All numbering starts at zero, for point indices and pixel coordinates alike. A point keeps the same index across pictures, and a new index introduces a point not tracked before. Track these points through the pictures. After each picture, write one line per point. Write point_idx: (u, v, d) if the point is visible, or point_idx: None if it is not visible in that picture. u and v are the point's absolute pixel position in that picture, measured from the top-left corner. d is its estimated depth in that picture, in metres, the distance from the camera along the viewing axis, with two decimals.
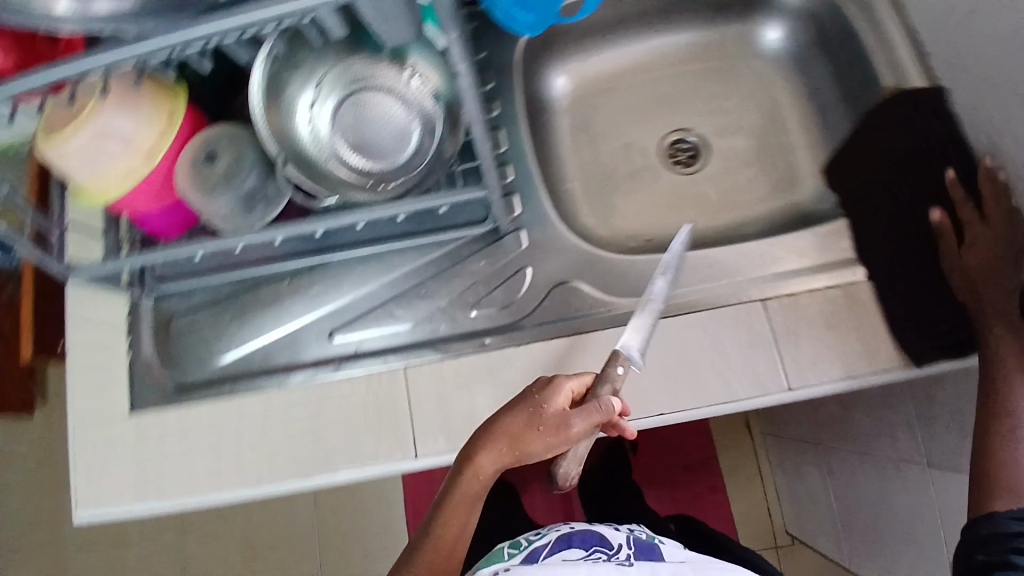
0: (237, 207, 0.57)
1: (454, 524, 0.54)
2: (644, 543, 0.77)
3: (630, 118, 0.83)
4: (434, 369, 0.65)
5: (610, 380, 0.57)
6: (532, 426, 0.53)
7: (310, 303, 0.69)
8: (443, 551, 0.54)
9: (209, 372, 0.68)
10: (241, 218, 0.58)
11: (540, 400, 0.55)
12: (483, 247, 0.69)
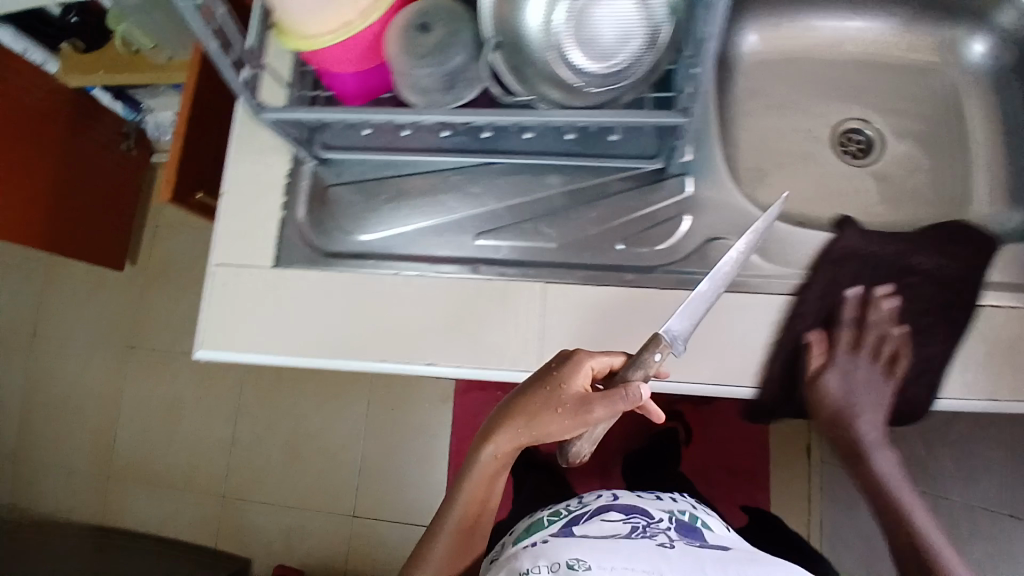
0: (440, 83, 0.57)
1: (481, 488, 0.64)
2: (687, 528, 0.74)
3: (806, 96, 0.81)
4: (571, 292, 0.65)
5: (643, 365, 0.57)
6: (551, 407, 0.58)
7: (462, 203, 0.69)
8: (475, 504, 0.65)
9: (352, 246, 0.70)
10: (438, 95, 0.58)
11: (561, 379, 0.59)
12: (642, 186, 0.67)
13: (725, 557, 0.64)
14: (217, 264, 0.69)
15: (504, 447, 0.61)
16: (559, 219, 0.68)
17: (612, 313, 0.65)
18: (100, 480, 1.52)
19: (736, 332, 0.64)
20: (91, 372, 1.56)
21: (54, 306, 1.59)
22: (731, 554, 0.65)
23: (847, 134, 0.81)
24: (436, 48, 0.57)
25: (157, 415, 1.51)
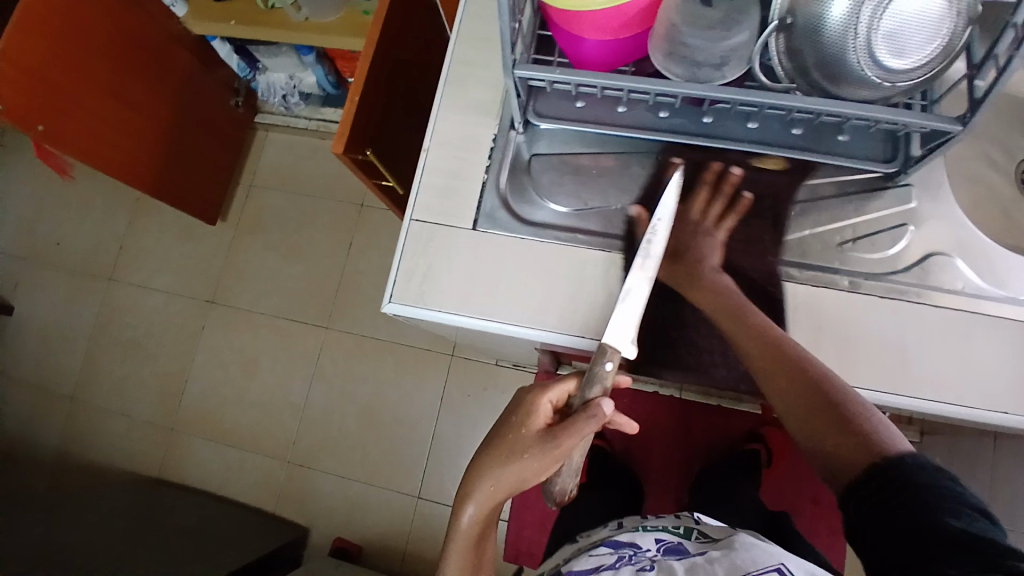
0: (717, 58, 0.57)
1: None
2: (671, 542, 0.70)
3: (989, 133, 0.82)
4: (784, 288, 0.64)
5: (599, 378, 0.58)
6: (517, 451, 0.54)
7: (672, 185, 0.68)
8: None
9: (554, 216, 0.68)
10: (703, 70, 0.58)
11: (518, 424, 0.56)
12: (864, 189, 0.66)
13: (702, 567, 0.60)
14: (415, 220, 0.69)
15: (476, 517, 0.54)
16: (773, 214, 0.66)
17: (825, 314, 0.63)
18: (162, 430, 1.50)
19: (833, 326, 0.63)
20: (169, 322, 1.56)
21: (140, 253, 1.60)
22: (711, 560, 0.62)
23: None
24: (721, 23, 0.57)
25: (230, 373, 1.50)
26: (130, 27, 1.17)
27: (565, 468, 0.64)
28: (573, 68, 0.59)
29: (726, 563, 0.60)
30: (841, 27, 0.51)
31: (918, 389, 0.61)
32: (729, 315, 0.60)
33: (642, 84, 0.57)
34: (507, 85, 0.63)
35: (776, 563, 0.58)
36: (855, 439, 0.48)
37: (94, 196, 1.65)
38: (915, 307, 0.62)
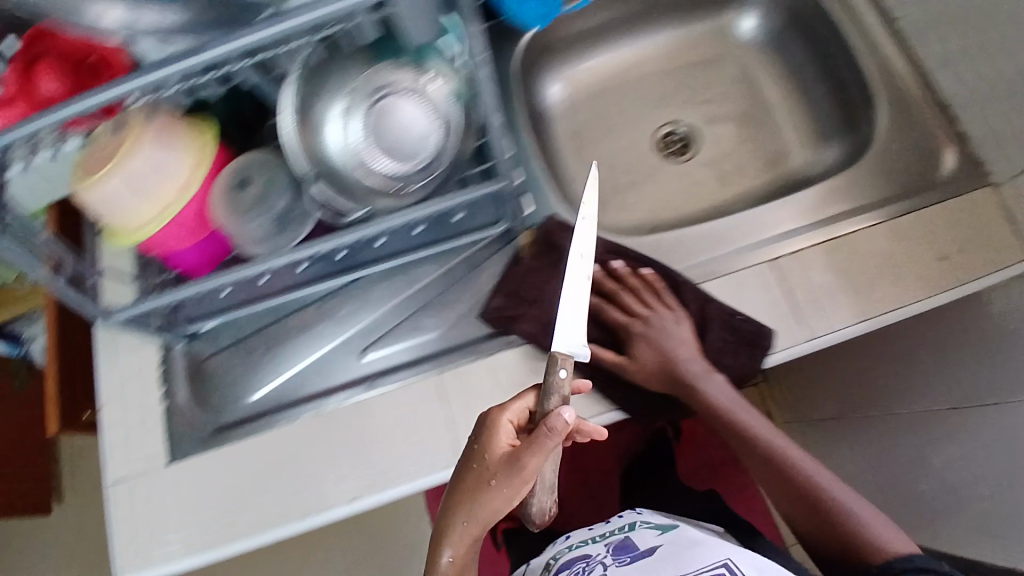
0: (271, 229, 0.59)
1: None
2: (623, 543, 0.85)
3: (618, 114, 0.84)
4: (464, 372, 0.67)
5: (555, 390, 0.53)
6: (482, 481, 0.53)
7: (339, 325, 0.70)
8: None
9: (242, 410, 0.70)
10: (272, 242, 0.60)
11: (481, 449, 0.54)
12: (499, 250, 0.71)
13: (655, 564, 0.75)
14: (112, 483, 0.69)
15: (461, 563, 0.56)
16: (429, 310, 0.70)
17: (504, 379, 0.67)
18: None
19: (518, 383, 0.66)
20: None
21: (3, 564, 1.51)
22: (656, 559, 0.77)
23: (666, 133, 0.84)
24: (258, 203, 0.59)
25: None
26: None
27: (537, 487, 0.57)
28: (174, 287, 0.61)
29: (677, 562, 0.74)
30: (333, 152, 0.55)
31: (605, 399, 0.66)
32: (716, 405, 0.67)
33: (216, 283, 0.57)
34: (128, 323, 0.65)
35: (721, 560, 0.71)
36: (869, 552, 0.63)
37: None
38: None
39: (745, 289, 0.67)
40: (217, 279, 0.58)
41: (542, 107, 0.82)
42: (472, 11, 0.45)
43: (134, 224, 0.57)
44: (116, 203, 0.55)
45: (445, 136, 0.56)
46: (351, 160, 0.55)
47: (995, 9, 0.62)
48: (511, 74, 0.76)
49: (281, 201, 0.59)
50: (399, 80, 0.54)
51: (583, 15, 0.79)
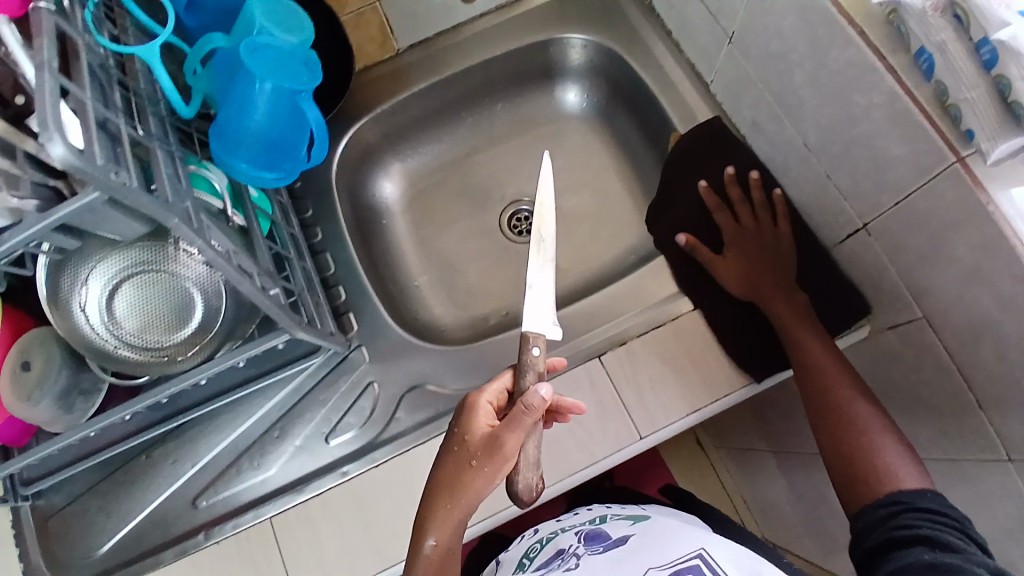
0: (57, 408, 0.59)
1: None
2: (594, 531, 0.56)
3: (460, 201, 0.81)
4: (298, 512, 0.64)
5: (530, 368, 0.49)
6: (463, 464, 0.44)
7: (173, 470, 0.68)
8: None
9: (95, 564, 0.67)
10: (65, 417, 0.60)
11: (461, 432, 0.45)
12: (329, 371, 0.69)
13: (625, 558, 0.48)
14: None
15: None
16: (261, 449, 0.67)
17: (341, 513, 0.64)
18: None
19: (353, 518, 0.64)
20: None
21: None
22: (624, 557, 0.48)
23: (513, 215, 0.81)
24: (41, 385, 0.58)
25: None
26: None
27: (520, 463, 0.47)
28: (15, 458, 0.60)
29: (647, 553, 0.47)
30: (91, 330, 0.52)
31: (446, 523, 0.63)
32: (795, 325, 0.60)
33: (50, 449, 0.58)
34: None
35: (695, 550, 0.45)
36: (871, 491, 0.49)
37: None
38: (407, 455, 0.65)
39: (579, 390, 0.64)
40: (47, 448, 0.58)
41: (375, 206, 0.79)
42: (176, 208, 0.45)
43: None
44: None
45: (215, 308, 0.56)
46: (110, 335, 0.53)
47: (780, 86, 0.61)
48: (325, 182, 0.72)
49: (68, 375, 0.60)
50: (162, 260, 0.52)
51: (404, 110, 0.76)
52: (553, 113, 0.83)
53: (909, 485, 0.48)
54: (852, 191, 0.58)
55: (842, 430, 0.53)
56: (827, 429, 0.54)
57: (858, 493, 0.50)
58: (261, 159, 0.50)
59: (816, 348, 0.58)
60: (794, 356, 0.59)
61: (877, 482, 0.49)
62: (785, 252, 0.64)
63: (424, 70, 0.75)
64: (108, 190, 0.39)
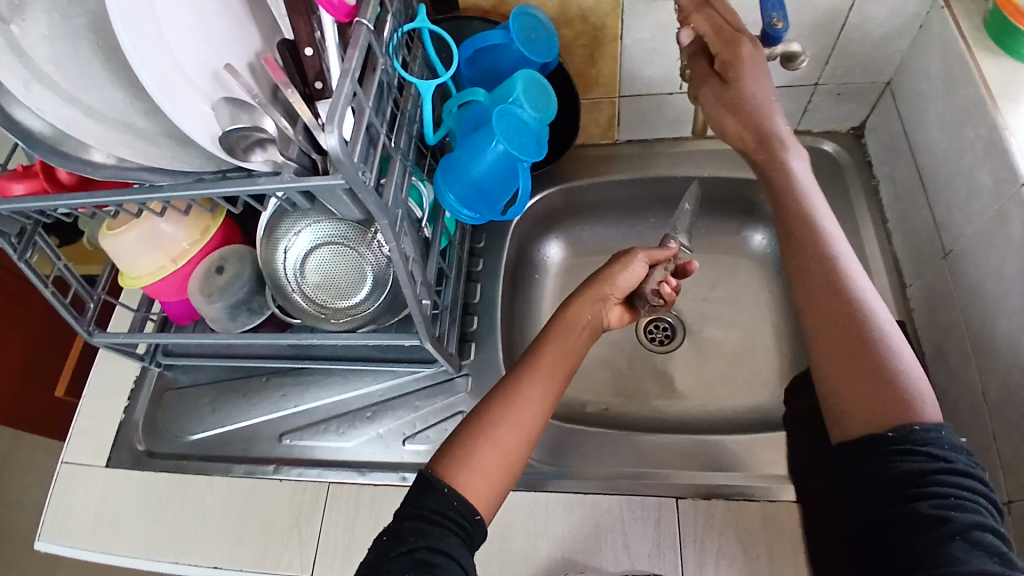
0: (225, 314, 0.70)
1: (492, 454, 0.54)
2: None
3: None
4: (352, 491, 0.70)
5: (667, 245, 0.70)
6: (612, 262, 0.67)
7: (276, 403, 0.76)
8: (488, 465, 0.53)
9: (178, 444, 0.77)
10: (227, 322, 0.71)
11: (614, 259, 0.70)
12: (433, 383, 0.75)
13: None
14: (66, 460, 0.79)
15: (512, 401, 0.56)
16: (349, 421, 0.74)
17: (385, 510, 0.68)
18: None
19: None
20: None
21: None
22: None
23: (652, 321, 0.83)
24: (221, 290, 0.69)
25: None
26: None
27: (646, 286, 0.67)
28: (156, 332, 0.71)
29: None
30: (283, 269, 0.62)
31: None
32: (835, 342, 0.50)
33: (185, 341, 0.68)
34: (108, 347, 0.74)
35: None
36: (860, 367, 0.49)
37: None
38: None
39: (642, 519, 0.64)
40: (184, 340, 0.68)
41: (536, 259, 0.85)
42: (388, 208, 0.51)
43: (129, 272, 0.66)
44: (123, 255, 0.64)
45: (375, 293, 0.63)
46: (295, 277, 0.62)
47: (979, 325, 0.59)
48: (505, 227, 0.81)
49: (242, 291, 0.71)
50: (359, 240, 0.61)
51: (603, 189, 0.82)
52: (734, 246, 0.84)
53: (928, 403, 0.47)
54: (1012, 464, 0.54)
55: (866, 338, 0.49)
56: (832, 365, 0.50)
57: (852, 422, 0.48)
58: (468, 198, 0.58)
59: (828, 294, 0.52)
60: (810, 331, 0.53)
61: (896, 411, 0.46)
62: (848, 263, 0.54)
63: (633, 165, 0.82)
64: (350, 182, 0.46)
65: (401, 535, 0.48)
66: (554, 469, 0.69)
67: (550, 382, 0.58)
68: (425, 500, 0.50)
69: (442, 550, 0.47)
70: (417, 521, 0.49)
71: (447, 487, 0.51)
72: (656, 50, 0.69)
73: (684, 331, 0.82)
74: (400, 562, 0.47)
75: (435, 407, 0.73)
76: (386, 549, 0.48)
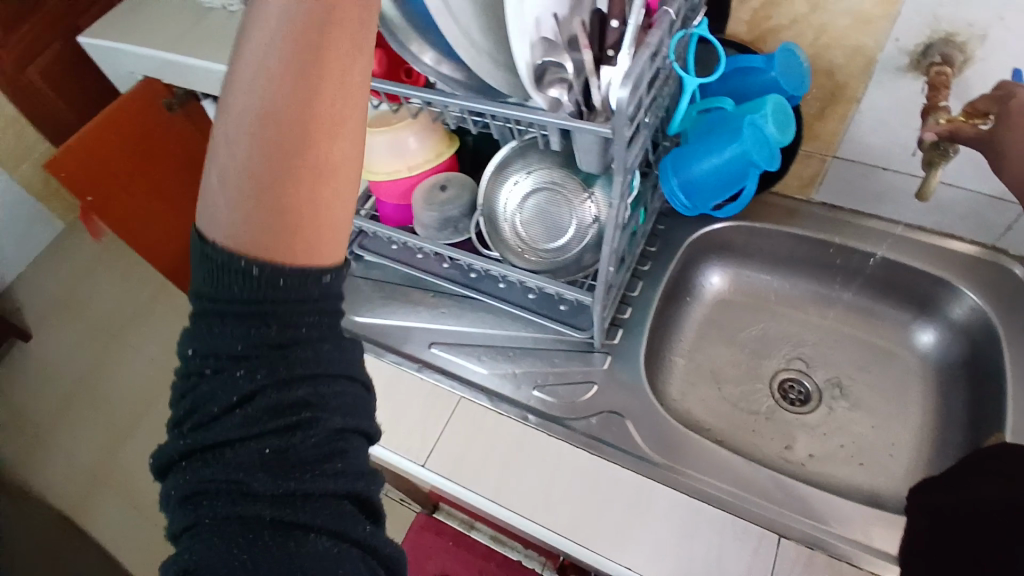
0: (436, 224, 0.80)
1: (275, 212, 0.34)
2: None
3: (759, 333, 0.90)
4: (479, 412, 0.78)
5: None
6: None
7: (434, 317, 0.86)
8: (286, 231, 0.35)
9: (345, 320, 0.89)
10: (435, 232, 0.81)
11: None
12: (577, 351, 0.81)
13: None
14: None
15: (235, 160, 0.34)
16: (491, 354, 0.82)
17: (503, 438, 0.76)
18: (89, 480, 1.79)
19: (508, 455, 0.75)
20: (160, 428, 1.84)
21: (151, 326, 2.07)
22: None
23: (788, 382, 0.85)
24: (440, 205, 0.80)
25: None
26: (189, 151, 1.62)
27: None
28: (372, 222, 0.84)
29: None
30: (503, 198, 0.73)
31: (565, 526, 0.69)
32: None
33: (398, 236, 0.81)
34: None
35: None
36: None
37: (147, 303, 2.13)
38: (573, 450, 0.74)
39: (738, 539, 0.67)
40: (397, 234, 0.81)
41: (698, 285, 0.91)
42: (629, 170, 0.58)
43: (372, 168, 0.78)
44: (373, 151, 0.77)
45: (567, 246, 0.73)
46: (509, 208, 0.73)
47: None
48: (681, 241, 0.87)
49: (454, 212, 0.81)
50: (573, 197, 0.71)
51: (783, 242, 0.87)
52: (894, 338, 0.85)
53: None
54: None
55: None
56: None
57: None
58: (687, 187, 0.66)
59: None
60: None
61: None
62: None
63: (822, 226, 0.86)
64: (613, 133, 0.53)
65: (222, 379, 0.35)
66: (661, 464, 0.72)
67: (284, 71, 0.34)
68: (228, 280, 0.35)
69: (303, 379, 0.36)
70: (244, 329, 0.36)
71: (257, 265, 0.35)
72: (885, 121, 0.75)
73: (820, 399, 0.83)
74: (238, 418, 0.35)
75: (576, 373, 0.80)
76: (203, 405, 0.36)
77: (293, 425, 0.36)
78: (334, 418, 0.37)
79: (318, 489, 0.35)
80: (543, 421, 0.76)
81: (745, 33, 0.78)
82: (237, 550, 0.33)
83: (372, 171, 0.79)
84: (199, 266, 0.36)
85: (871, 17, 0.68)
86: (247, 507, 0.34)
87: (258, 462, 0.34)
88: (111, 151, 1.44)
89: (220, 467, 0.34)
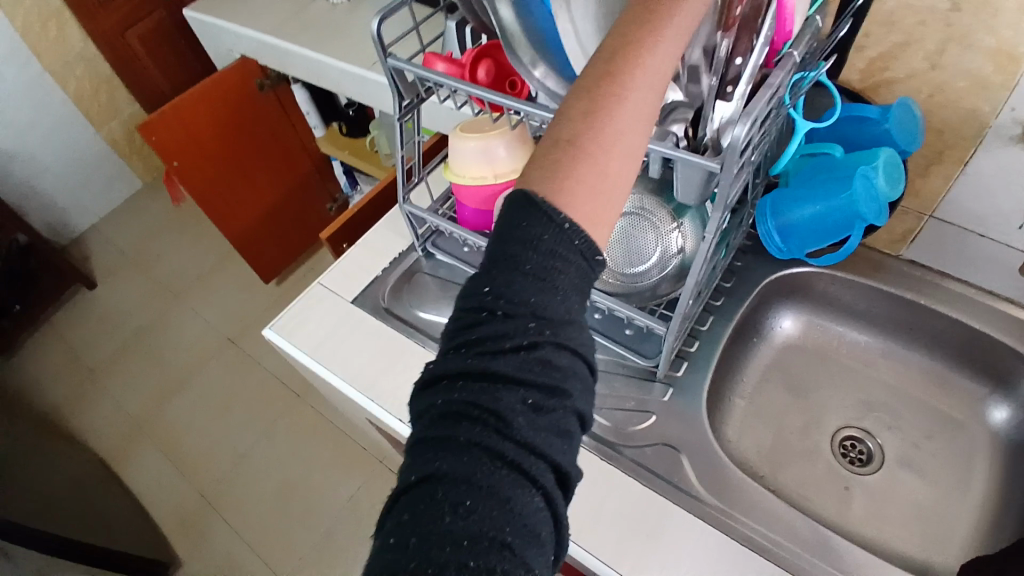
0: None
1: (591, 173, 0.39)
2: None
3: (824, 386, 0.87)
4: None
5: None
6: None
7: None
8: (590, 199, 0.39)
9: (410, 313, 0.91)
10: None
11: None
12: (640, 377, 0.81)
13: None
14: (322, 283, 0.96)
15: (581, 133, 0.39)
16: None
17: None
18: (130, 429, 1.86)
19: None
20: (207, 391, 1.90)
21: (211, 291, 2.15)
22: None
23: (849, 440, 0.82)
24: None
25: (219, 430, 1.82)
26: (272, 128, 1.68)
27: None
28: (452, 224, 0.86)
29: None
30: None
31: (606, 550, 0.68)
32: None
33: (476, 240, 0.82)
34: (405, 217, 0.90)
35: None
36: None
37: (209, 268, 2.21)
38: (624, 476, 0.73)
39: None
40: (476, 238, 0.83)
41: (768, 328, 0.89)
42: (728, 207, 0.57)
43: (460, 172, 0.80)
44: (464, 155, 0.78)
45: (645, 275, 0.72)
46: None
47: None
48: (756, 280, 0.86)
49: None
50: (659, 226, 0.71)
51: (861, 296, 0.85)
52: (968, 412, 0.81)
53: None
54: None
55: None
56: None
57: None
58: (785, 230, 0.66)
59: None
60: None
61: None
62: None
63: (906, 284, 0.83)
64: (721, 168, 0.51)
65: (512, 322, 0.38)
66: (713, 505, 0.70)
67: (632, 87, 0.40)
68: (542, 243, 0.38)
69: (570, 349, 0.39)
70: (539, 290, 0.38)
71: (569, 223, 0.38)
72: (988, 188, 0.72)
73: (882, 461, 0.80)
74: (519, 361, 0.37)
75: (636, 398, 0.79)
76: (487, 338, 0.38)
77: (551, 390, 0.37)
78: (581, 402, 0.39)
79: (551, 455, 0.36)
80: (598, 443, 0.76)
81: (857, 80, 0.77)
82: (480, 475, 0.35)
83: (459, 175, 0.80)
84: (511, 208, 0.39)
85: (990, 83, 0.66)
86: (497, 440, 0.35)
87: (520, 408, 0.36)
88: (201, 120, 1.51)
89: (481, 399, 0.37)
